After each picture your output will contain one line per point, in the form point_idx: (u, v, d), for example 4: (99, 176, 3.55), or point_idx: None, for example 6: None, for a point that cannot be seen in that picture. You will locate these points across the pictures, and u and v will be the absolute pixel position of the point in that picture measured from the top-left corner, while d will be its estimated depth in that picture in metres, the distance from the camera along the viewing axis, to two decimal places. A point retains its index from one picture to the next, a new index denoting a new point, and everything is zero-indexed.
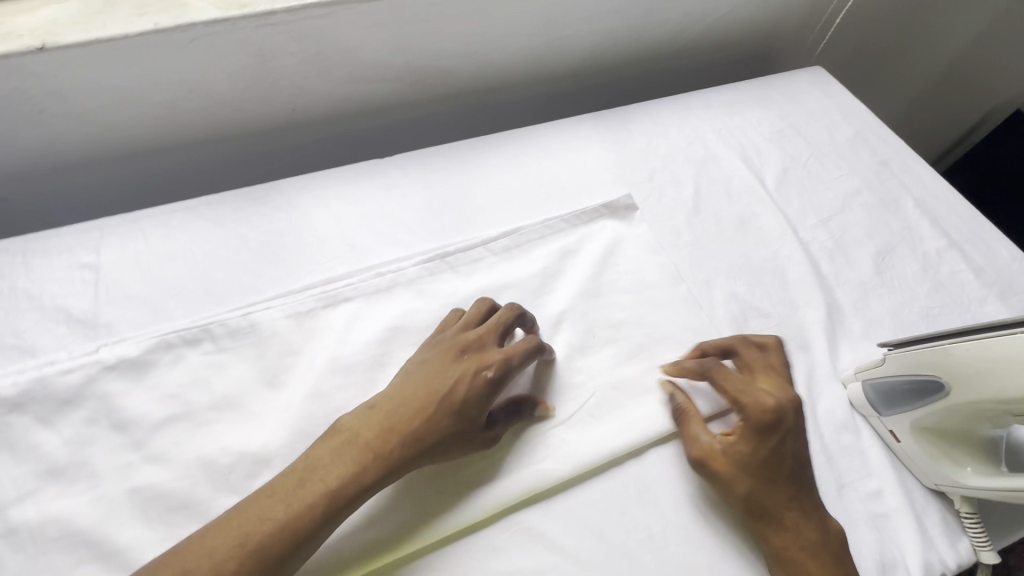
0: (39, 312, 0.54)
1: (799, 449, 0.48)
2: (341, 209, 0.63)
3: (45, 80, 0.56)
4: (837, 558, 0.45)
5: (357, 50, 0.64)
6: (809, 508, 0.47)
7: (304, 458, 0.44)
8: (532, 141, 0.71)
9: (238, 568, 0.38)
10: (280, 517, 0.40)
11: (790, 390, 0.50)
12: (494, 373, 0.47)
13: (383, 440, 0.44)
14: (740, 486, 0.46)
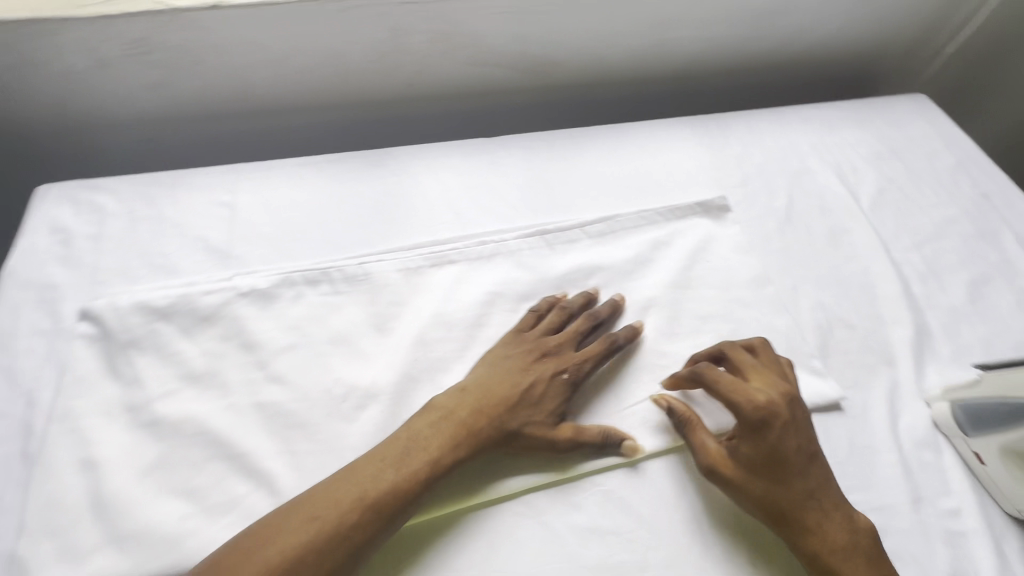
0: (183, 239, 0.61)
1: (803, 444, 0.48)
2: (449, 180, 0.67)
3: (211, 34, 0.62)
4: (875, 560, 0.45)
5: (480, 35, 0.69)
6: (831, 508, 0.47)
7: (406, 429, 0.48)
8: (630, 137, 0.74)
9: (359, 520, 0.42)
10: (392, 479, 0.44)
11: (782, 384, 0.51)
12: (574, 378, 0.52)
13: (476, 422, 0.48)
14: (753, 487, 0.47)
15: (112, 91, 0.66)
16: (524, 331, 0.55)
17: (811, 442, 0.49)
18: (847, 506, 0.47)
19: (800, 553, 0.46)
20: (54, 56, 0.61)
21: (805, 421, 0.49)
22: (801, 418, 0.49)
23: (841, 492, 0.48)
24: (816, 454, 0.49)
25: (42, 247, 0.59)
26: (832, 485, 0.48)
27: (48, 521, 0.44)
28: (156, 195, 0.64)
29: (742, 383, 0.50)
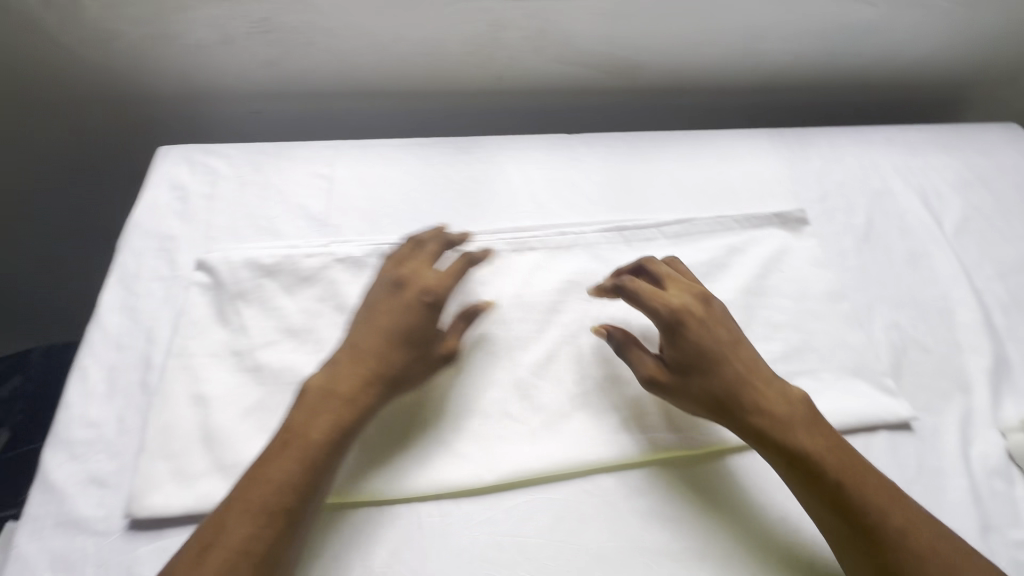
0: (285, 206, 0.66)
1: (721, 335, 0.52)
2: (532, 172, 0.70)
3: (326, 17, 0.67)
4: (813, 425, 0.49)
5: (573, 35, 0.71)
6: (765, 387, 0.50)
7: (285, 424, 0.46)
8: (710, 144, 0.75)
9: (254, 530, 0.41)
10: (278, 478, 0.43)
11: (692, 286, 0.55)
12: (434, 299, 0.53)
13: (352, 373, 0.49)
14: (690, 383, 0.50)
15: (231, 64, 0.72)
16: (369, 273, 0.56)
17: (731, 333, 0.52)
18: (777, 381, 0.51)
19: (749, 434, 0.49)
20: (187, 29, 0.67)
21: (723, 315, 0.54)
22: (717, 314, 0.53)
23: (768, 371, 0.52)
24: (737, 341, 0.52)
25: (162, 201, 0.65)
26: (759, 366, 0.51)
27: (164, 445, 0.49)
28: (262, 163, 0.69)
29: (659, 290, 0.53)
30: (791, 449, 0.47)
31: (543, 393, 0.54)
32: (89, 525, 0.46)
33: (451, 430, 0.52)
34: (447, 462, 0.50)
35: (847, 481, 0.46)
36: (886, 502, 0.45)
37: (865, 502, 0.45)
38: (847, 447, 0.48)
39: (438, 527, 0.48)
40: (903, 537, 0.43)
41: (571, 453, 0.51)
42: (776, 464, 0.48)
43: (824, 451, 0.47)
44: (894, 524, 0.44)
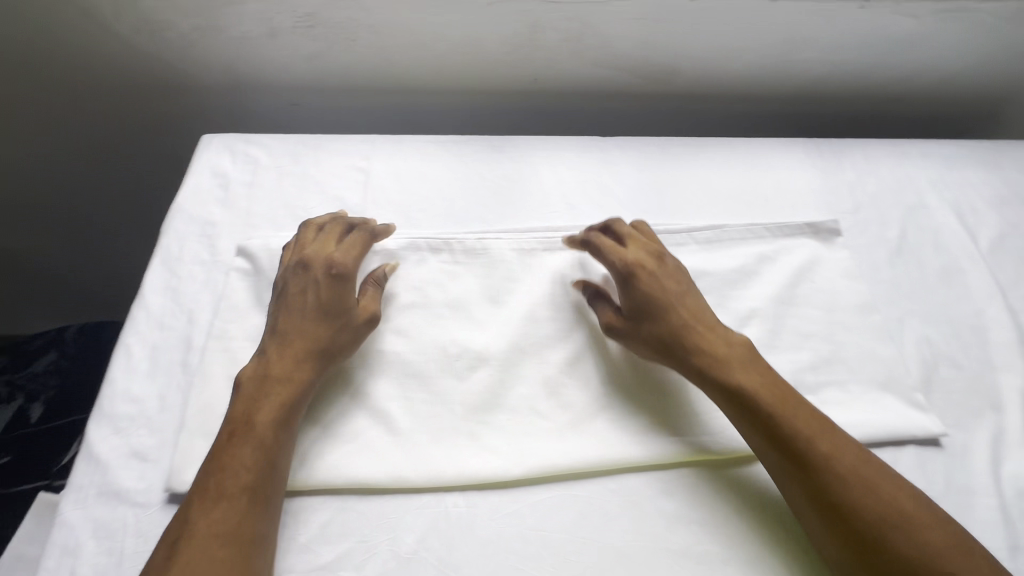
0: (322, 197, 0.67)
1: (670, 285, 0.56)
2: (565, 173, 0.71)
3: (370, 14, 0.68)
4: (751, 363, 0.52)
5: (611, 38, 0.72)
6: (707, 330, 0.54)
7: (232, 415, 0.48)
8: (743, 152, 0.75)
9: (225, 513, 0.43)
10: (241, 462, 0.46)
11: (649, 244, 0.59)
12: (337, 270, 0.55)
13: (281, 354, 0.51)
14: (639, 327, 0.55)
15: (274, 57, 0.73)
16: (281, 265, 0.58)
17: (682, 285, 0.56)
18: (720, 327, 0.54)
19: (690, 371, 0.52)
20: (235, 22, 0.69)
21: (676, 269, 0.58)
22: (670, 268, 0.58)
23: (713, 317, 0.55)
24: (686, 291, 0.56)
25: (205, 188, 0.67)
26: (704, 313, 0.55)
27: (203, 423, 0.50)
28: (300, 154, 0.70)
29: (618, 246, 0.59)
30: (728, 385, 0.50)
31: (572, 394, 0.55)
32: (129, 497, 0.47)
33: (478, 425, 0.52)
34: (475, 454, 0.51)
35: (780, 412, 0.48)
36: (815, 430, 0.48)
37: (796, 431, 0.47)
38: (782, 384, 0.51)
39: (465, 516, 0.48)
40: (830, 462, 0.46)
41: (594, 453, 0.51)
42: (717, 400, 0.51)
43: (759, 385, 0.50)
44: (822, 450, 0.46)
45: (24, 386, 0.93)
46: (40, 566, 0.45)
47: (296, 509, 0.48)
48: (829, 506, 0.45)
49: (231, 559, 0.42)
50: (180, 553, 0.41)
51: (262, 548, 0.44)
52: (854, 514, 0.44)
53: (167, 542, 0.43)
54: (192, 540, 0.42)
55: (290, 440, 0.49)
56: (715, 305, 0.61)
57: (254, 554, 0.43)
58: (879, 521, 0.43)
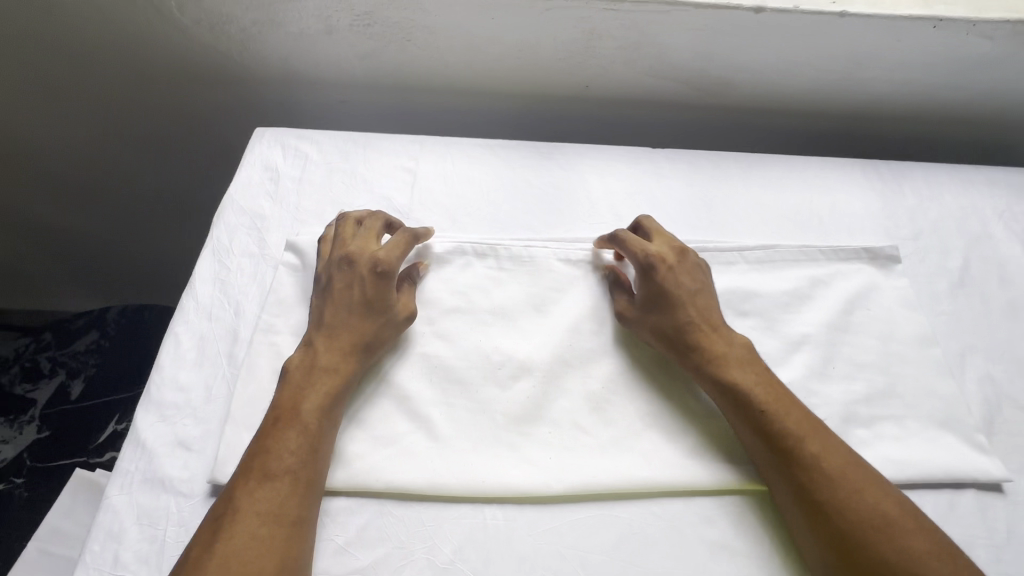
0: (370, 195, 0.67)
1: (685, 282, 0.56)
2: (613, 183, 0.70)
3: (427, 16, 0.67)
4: (749, 363, 0.52)
5: (669, 48, 0.70)
6: (712, 329, 0.54)
7: (280, 402, 0.49)
8: (798, 170, 0.73)
9: (273, 502, 0.43)
10: (291, 451, 0.46)
11: (674, 240, 0.59)
12: (382, 267, 0.55)
13: (328, 346, 0.52)
14: (648, 317, 0.55)
15: (329, 54, 0.74)
16: (322, 258, 0.58)
17: (697, 283, 0.56)
18: (724, 327, 0.55)
19: (689, 364, 0.53)
20: (293, 18, 0.69)
21: (695, 267, 0.57)
22: (688, 265, 0.57)
23: (721, 317, 0.55)
24: (700, 289, 0.56)
25: (255, 181, 0.67)
26: (711, 312, 0.55)
27: (246, 417, 0.51)
28: (350, 151, 0.70)
29: (641, 239, 0.59)
30: (723, 379, 0.51)
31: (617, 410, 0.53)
32: (173, 486, 0.48)
33: (519, 437, 0.52)
34: (515, 466, 0.50)
35: (771, 410, 0.49)
36: (805, 431, 0.48)
37: (785, 428, 0.48)
38: (780, 385, 0.51)
39: (503, 530, 0.48)
40: (817, 462, 0.46)
41: (640, 471, 0.50)
42: (711, 393, 0.52)
43: (754, 383, 0.50)
44: (811, 450, 0.46)
45: (67, 363, 0.96)
46: (85, 548, 0.45)
47: (335, 509, 0.48)
48: (812, 505, 0.45)
49: (275, 541, 0.42)
50: (227, 533, 0.42)
51: (304, 532, 0.44)
52: (837, 514, 0.44)
53: (211, 523, 0.43)
54: (237, 521, 0.42)
55: (333, 429, 0.49)
56: (764, 327, 0.59)
57: (296, 538, 0.43)
58: (862, 524, 0.43)
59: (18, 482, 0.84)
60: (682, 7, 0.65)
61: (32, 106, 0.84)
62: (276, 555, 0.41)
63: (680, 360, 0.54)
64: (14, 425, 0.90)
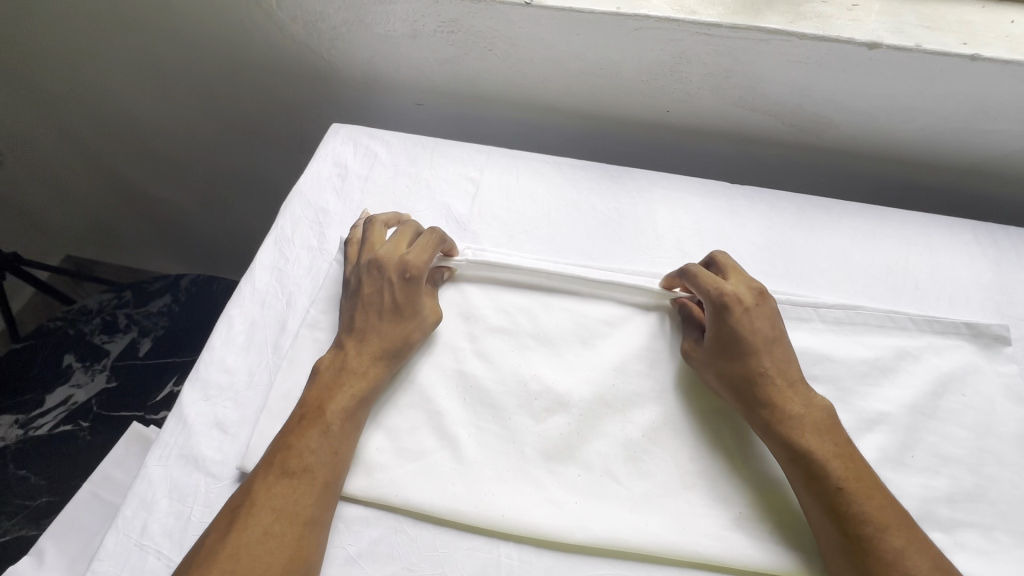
0: (432, 202, 0.67)
1: (763, 329, 0.51)
2: (683, 216, 0.65)
3: (512, 27, 0.66)
4: (828, 429, 0.47)
5: (763, 79, 0.65)
6: (788, 387, 0.49)
7: (308, 399, 0.49)
8: (895, 225, 0.65)
9: (290, 499, 0.44)
10: (311, 451, 0.46)
11: (754, 281, 0.54)
12: (410, 274, 0.53)
13: (357, 349, 0.52)
14: (717, 364, 0.51)
15: (411, 57, 0.74)
16: (352, 260, 0.58)
17: (775, 331, 0.51)
18: (802, 385, 0.49)
19: (756, 420, 0.49)
20: (381, 20, 0.70)
21: (774, 313, 0.52)
22: (766, 310, 0.52)
23: (798, 373, 0.50)
24: (777, 338, 0.51)
25: (324, 175, 0.69)
26: (788, 366, 0.50)
27: (281, 410, 0.51)
28: (417, 155, 0.71)
29: (715, 275, 0.53)
30: (797, 444, 0.46)
31: (656, 463, 0.50)
32: (205, 465, 0.50)
33: (546, 474, 0.49)
34: (538, 505, 0.47)
35: (851, 489, 0.43)
36: (889, 520, 0.42)
37: (864, 513, 0.42)
38: (863, 462, 0.46)
39: (516, 571, 0.45)
40: (898, 559, 0.41)
41: (670, 534, 0.46)
42: (780, 457, 0.47)
43: (833, 455, 0.45)
44: (892, 544, 0.41)
45: (140, 322, 1.04)
46: (120, 512, 0.48)
47: (351, 517, 0.48)
48: None
49: (288, 539, 0.42)
50: (240, 527, 0.42)
51: (315, 533, 0.44)
52: None
53: (226, 514, 0.43)
54: (253, 514, 0.43)
55: (355, 432, 0.49)
56: (834, 397, 0.53)
57: (306, 540, 0.43)
58: None
59: (84, 426, 0.91)
60: (786, 36, 0.60)
61: (151, 92, 0.94)
62: (287, 555, 0.42)
63: (748, 416, 0.49)
64: (88, 370, 0.98)
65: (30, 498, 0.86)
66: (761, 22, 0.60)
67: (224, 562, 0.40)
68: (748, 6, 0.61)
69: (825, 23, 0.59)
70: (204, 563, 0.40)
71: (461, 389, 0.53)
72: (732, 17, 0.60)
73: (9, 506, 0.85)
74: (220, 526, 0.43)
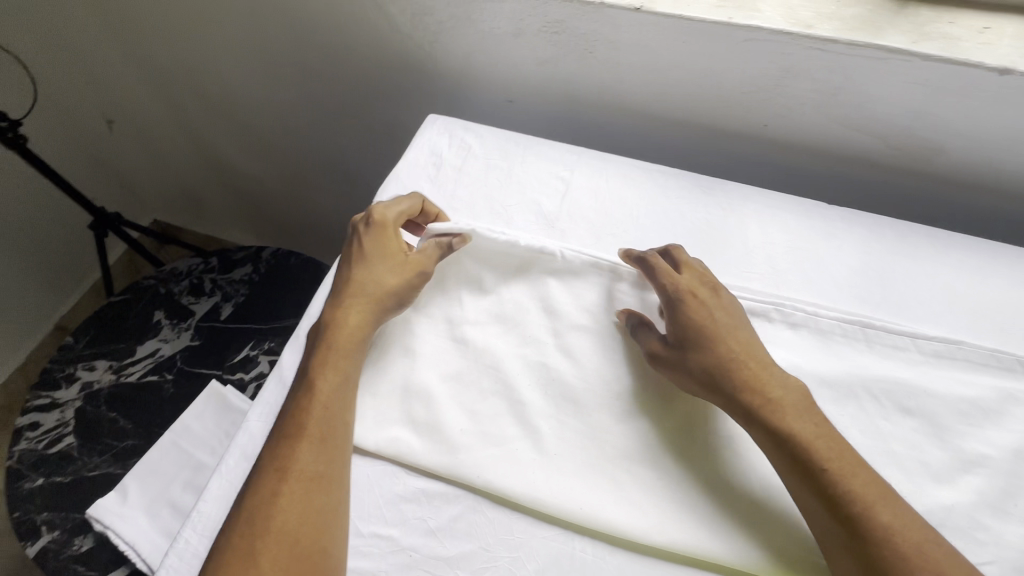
0: (521, 197, 0.68)
1: (720, 319, 0.53)
2: (776, 234, 0.64)
3: (617, 31, 0.67)
4: (806, 410, 0.48)
5: (875, 98, 0.63)
6: (758, 370, 0.50)
7: (302, 367, 0.52)
8: (1008, 260, 0.62)
9: (294, 461, 0.46)
10: (309, 415, 0.48)
11: (706, 276, 0.56)
12: (373, 222, 0.59)
13: (335, 304, 0.55)
14: (685, 359, 0.51)
15: (510, 55, 0.76)
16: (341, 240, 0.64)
17: (733, 320, 0.53)
18: (774, 368, 0.50)
19: (737, 411, 0.49)
20: (488, 18, 0.72)
21: (730, 304, 0.54)
22: (722, 302, 0.54)
23: (765, 356, 0.51)
24: (736, 325, 0.53)
25: (420, 163, 0.72)
26: (755, 352, 0.51)
27: (373, 382, 0.54)
28: (510, 150, 0.72)
29: (672, 269, 0.56)
30: (782, 430, 0.47)
31: (706, 459, 0.50)
32: None
33: (625, 473, 0.50)
34: (615, 503, 0.48)
35: (833, 469, 0.45)
36: (872, 497, 0.44)
37: (850, 493, 0.44)
38: (840, 439, 0.47)
39: (590, 566, 0.46)
40: (887, 535, 0.42)
41: (746, 549, 0.46)
42: (761, 443, 0.48)
43: (813, 435, 0.46)
44: (879, 521, 0.42)
45: (223, 287, 1.09)
46: (223, 460, 0.52)
47: (432, 492, 0.50)
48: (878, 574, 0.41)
49: (299, 496, 0.45)
50: (251, 492, 0.45)
51: (328, 487, 0.46)
52: None
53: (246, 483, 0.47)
54: (261, 480, 0.45)
55: (343, 386, 0.51)
56: (928, 433, 0.51)
57: (318, 494, 0.45)
58: None
59: (168, 378, 1.00)
60: (906, 57, 0.58)
61: (243, 76, 1.01)
62: (300, 509, 0.44)
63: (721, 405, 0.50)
64: (175, 328, 1.05)
65: (118, 439, 0.94)
66: (882, 40, 0.58)
67: (244, 527, 0.44)
68: (868, 22, 0.60)
69: (952, 44, 0.57)
70: (231, 531, 0.44)
71: (543, 382, 0.54)
72: (851, 33, 0.59)
73: (101, 443, 0.94)
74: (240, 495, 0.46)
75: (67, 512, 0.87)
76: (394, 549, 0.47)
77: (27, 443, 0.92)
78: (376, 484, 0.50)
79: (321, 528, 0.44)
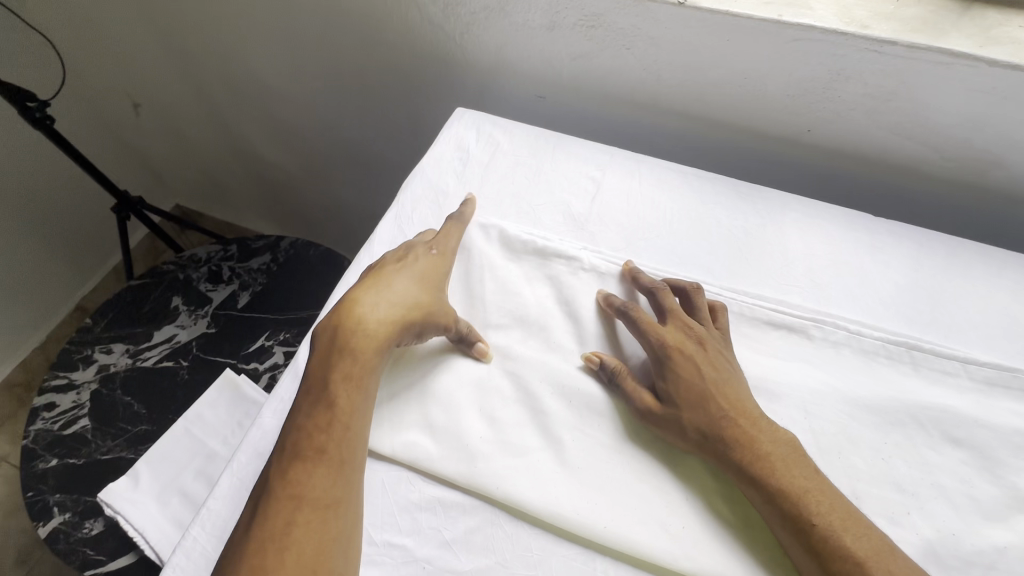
0: (550, 196, 0.66)
1: (708, 372, 0.50)
2: (817, 245, 0.61)
3: (657, 28, 0.64)
4: (795, 464, 0.45)
5: (929, 106, 0.60)
6: (749, 427, 0.47)
7: (320, 378, 0.49)
8: None
9: (309, 487, 0.43)
10: (328, 437, 0.46)
11: (695, 327, 0.53)
12: (436, 249, 0.58)
13: (373, 312, 0.51)
14: (678, 416, 0.48)
15: (542, 49, 0.74)
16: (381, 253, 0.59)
17: (721, 372, 0.50)
18: (765, 421, 0.47)
19: (731, 467, 0.46)
20: (521, 9, 0.70)
21: (720, 357, 0.51)
22: (710, 354, 0.51)
23: (757, 408, 0.48)
24: (722, 377, 0.50)
25: (447, 158, 0.69)
26: (744, 404, 0.48)
27: (394, 383, 0.53)
28: (539, 148, 0.70)
29: (656, 321, 0.53)
30: (771, 484, 0.44)
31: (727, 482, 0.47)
32: None
33: (653, 492, 0.47)
34: (641, 524, 0.45)
35: (824, 524, 0.42)
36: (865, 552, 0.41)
37: (842, 550, 0.41)
38: (832, 489, 0.44)
39: None
40: None
41: None
42: (751, 494, 0.45)
43: (808, 495, 0.43)
44: None
45: (241, 276, 1.09)
46: (235, 457, 0.50)
47: (449, 502, 0.48)
48: None
49: (313, 525, 0.42)
50: (261, 520, 0.42)
51: (343, 512, 0.43)
52: None
53: (253, 503, 0.44)
54: (274, 506, 0.43)
55: (364, 403, 0.48)
56: (979, 467, 0.48)
57: (333, 521, 0.43)
58: None
59: (183, 365, 0.99)
60: (971, 61, 0.54)
61: (269, 64, 0.99)
62: (315, 539, 0.42)
63: (721, 464, 0.46)
64: (192, 314, 1.05)
65: (131, 424, 0.94)
66: (943, 43, 0.54)
67: (254, 558, 0.41)
68: (929, 23, 0.56)
69: (1020, 50, 0.53)
70: (240, 556, 0.41)
71: (567, 390, 0.52)
72: (909, 35, 0.55)
73: (114, 427, 0.93)
74: (245, 520, 0.43)
75: (78, 495, 0.87)
76: (406, 560, 0.45)
77: (42, 424, 0.92)
78: (391, 490, 0.48)
79: (336, 556, 0.42)
